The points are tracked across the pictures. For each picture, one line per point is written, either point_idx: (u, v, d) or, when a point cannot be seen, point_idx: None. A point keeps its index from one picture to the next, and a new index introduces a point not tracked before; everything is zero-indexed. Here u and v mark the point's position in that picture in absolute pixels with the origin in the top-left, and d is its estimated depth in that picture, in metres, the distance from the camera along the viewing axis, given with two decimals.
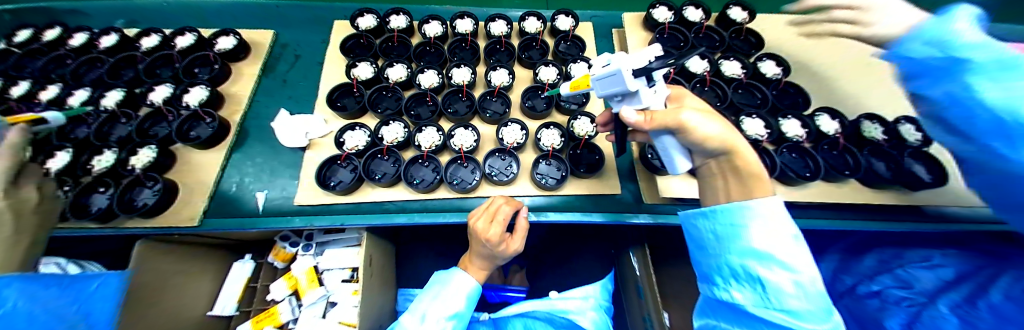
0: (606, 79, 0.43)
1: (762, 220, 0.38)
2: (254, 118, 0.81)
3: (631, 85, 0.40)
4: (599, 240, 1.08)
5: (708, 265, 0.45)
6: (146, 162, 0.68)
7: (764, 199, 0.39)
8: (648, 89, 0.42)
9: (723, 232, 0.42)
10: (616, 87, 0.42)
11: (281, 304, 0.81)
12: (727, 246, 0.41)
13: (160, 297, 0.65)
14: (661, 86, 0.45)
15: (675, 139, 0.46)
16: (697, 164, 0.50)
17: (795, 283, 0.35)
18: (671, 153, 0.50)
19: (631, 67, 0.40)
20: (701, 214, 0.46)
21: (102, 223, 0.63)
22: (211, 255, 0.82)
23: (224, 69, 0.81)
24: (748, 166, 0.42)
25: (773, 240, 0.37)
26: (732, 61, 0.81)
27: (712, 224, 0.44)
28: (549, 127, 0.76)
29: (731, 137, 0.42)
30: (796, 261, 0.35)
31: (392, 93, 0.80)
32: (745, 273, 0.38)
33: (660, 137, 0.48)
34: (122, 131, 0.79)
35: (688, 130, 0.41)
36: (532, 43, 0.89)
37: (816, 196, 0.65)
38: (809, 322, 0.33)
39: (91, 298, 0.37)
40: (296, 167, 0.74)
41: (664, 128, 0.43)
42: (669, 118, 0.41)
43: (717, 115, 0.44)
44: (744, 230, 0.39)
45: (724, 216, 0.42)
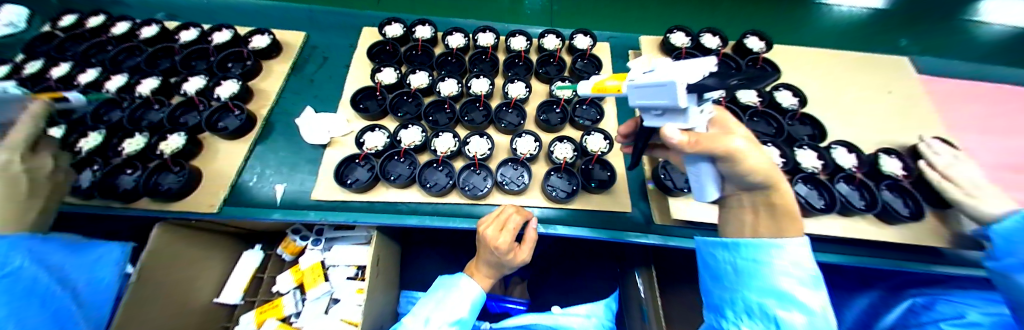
0: (649, 88, 0.38)
1: (788, 262, 0.39)
2: (280, 113, 0.84)
3: (682, 101, 0.35)
4: (605, 258, 1.07)
5: (720, 296, 0.45)
6: (174, 148, 0.71)
7: (792, 241, 0.40)
8: (696, 109, 0.38)
9: (744, 267, 0.43)
10: (662, 100, 0.38)
11: (286, 296, 0.82)
12: (745, 282, 0.42)
13: (169, 280, 0.65)
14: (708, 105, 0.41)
15: (714, 168, 0.43)
16: (725, 192, 0.48)
17: (813, 329, 0.35)
18: (699, 180, 0.47)
19: (685, 81, 0.35)
20: (722, 245, 0.46)
21: (128, 203, 0.66)
22: (223, 242, 0.83)
23: (257, 65, 0.85)
24: (784, 203, 0.42)
25: (797, 284, 0.38)
26: (748, 88, 0.82)
27: (732, 258, 0.44)
28: (563, 141, 0.78)
29: (775, 173, 0.41)
30: (817, 306, 0.36)
31: (412, 99, 0.83)
32: (762, 312, 0.39)
33: (696, 164, 0.45)
34: (153, 117, 0.83)
35: (738, 160, 0.38)
36: (549, 59, 0.91)
37: (830, 229, 0.64)
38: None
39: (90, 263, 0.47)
40: (315, 163, 0.76)
41: (709, 154, 0.39)
42: (717, 144, 0.38)
43: (759, 146, 0.42)
44: (769, 269, 0.40)
45: (747, 252, 0.42)
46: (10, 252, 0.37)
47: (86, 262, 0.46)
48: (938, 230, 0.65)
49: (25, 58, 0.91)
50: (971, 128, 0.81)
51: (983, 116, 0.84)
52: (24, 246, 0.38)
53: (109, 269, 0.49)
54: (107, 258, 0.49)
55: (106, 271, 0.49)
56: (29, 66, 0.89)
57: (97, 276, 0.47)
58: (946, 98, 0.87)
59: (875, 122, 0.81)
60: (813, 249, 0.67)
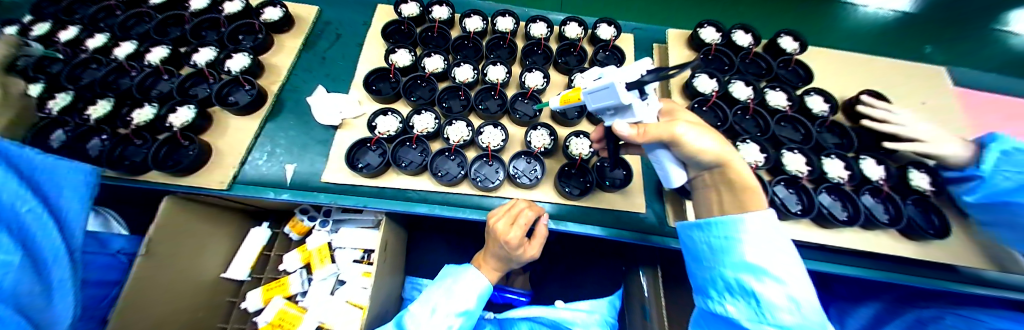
0: (597, 92, 0.40)
1: (756, 236, 0.37)
2: (291, 90, 0.82)
3: (625, 98, 0.38)
4: (611, 255, 1.07)
5: (702, 277, 0.45)
6: (184, 122, 0.69)
7: (758, 213, 0.38)
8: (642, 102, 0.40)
9: (717, 244, 0.42)
10: (609, 101, 0.40)
11: (292, 275, 0.82)
12: (721, 259, 0.41)
13: (179, 249, 0.66)
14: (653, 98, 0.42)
15: (670, 153, 0.44)
16: (691, 175, 0.48)
17: (789, 298, 0.34)
18: (662, 165, 0.48)
19: (623, 81, 0.38)
20: (696, 226, 0.45)
21: (135, 175, 0.65)
22: (232, 218, 0.84)
23: (268, 39, 0.83)
24: (742, 181, 0.41)
25: (765, 255, 0.36)
26: (778, 91, 0.79)
27: (706, 236, 0.44)
28: (579, 136, 0.75)
29: (724, 151, 0.40)
30: (788, 276, 0.35)
31: (426, 83, 0.81)
32: (739, 288, 0.38)
33: (655, 151, 0.46)
34: (162, 87, 0.82)
35: (682, 143, 0.40)
36: (570, 49, 0.87)
37: (851, 242, 0.62)
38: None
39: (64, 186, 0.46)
40: (325, 144, 0.75)
41: (657, 141, 0.41)
42: (661, 131, 0.39)
43: (710, 128, 0.42)
44: (739, 245, 0.38)
45: (719, 229, 0.41)
46: None
47: (50, 180, 0.44)
48: (960, 248, 0.63)
49: (33, 19, 0.89)
50: None
51: None
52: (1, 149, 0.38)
53: (74, 202, 0.47)
54: (73, 181, 0.47)
55: (71, 200, 0.47)
56: (36, 28, 0.87)
57: (65, 203, 0.46)
58: (984, 113, 0.83)
59: None
60: (830, 260, 0.65)
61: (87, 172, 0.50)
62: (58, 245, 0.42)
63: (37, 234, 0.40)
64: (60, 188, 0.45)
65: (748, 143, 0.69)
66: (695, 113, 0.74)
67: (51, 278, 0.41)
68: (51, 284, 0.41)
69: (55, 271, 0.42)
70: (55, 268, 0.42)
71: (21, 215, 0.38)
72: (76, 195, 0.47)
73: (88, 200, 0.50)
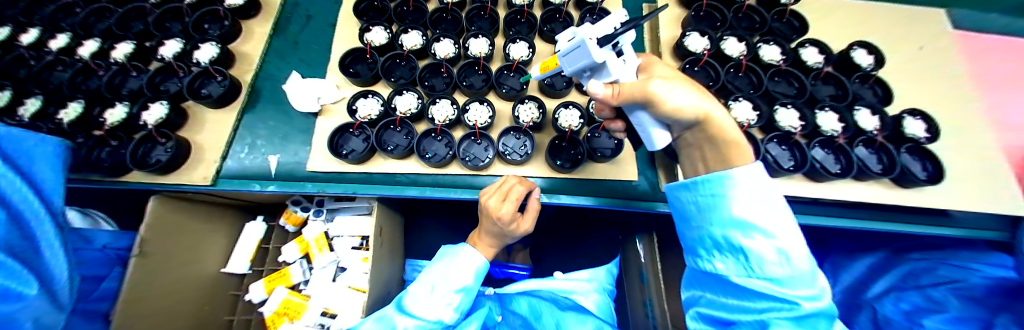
0: (572, 53, 0.42)
1: (745, 191, 0.36)
2: (265, 79, 0.78)
3: (597, 56, 0.38)
4: (609, 226, 1.07)
5: (691, 237, 0.45)
6: (158, 119, 0.67)
7: (746, 167, 0.37)
8: (615, 60, 0.40)
9: (705, 203, 0.41)
10: (583, 61, 0.41)
11: (293, 266, 0.84)
12: (709, 217, 0.40)
13: (175, 250, 0.65)
14: (632, 56, 0.42)
15: (650, 115, 0.42)
16: (674, 134, 0.46)
17: (777, 251, 0.34)
18: (645, 129, 0.46)
19: (595, 37, 0.39)
20: (683, 186, 0.45)
21: (118, 176, 0.63)
22: (225, 214, 0.83)
23: (235, 26, 0.78)
24: (722, 137, 0.39)
25: (754, 210, 0.35)
26: (772, 45, 0.76)
27: (694, 196, 0.43)
28: (568, 107, 0.73)
29: (703, 105, 0.38)
30: (777, 228, 0.34)
31: (406, 62, 0.78)
32: (726, 245, 0.38)
33: (634, 113, 0.44)
34: (133, 85, 0.78)
35: (657, 103, 0.38)
36: (555, 15, 0.83)
37: (843, 195, 0.62)
38: (791, 288, 0.33)
39: (31, 156, 0.46)
40: (307, 132, 0.73)
41: (632, 102, 0.40)
42: (635, 91, 0.38)
43: (690, 84, 0.40)
44: (725, 201, 0.38)
45: (707, 187, 0.40)
46: None
47: (18, 147, 0.45)
48: (954, 194, 0.63)
49: None
50: (1002, 88, 0.76)
51: (1014, 76, 0.79)
52: None
53: (50, 173, 0.48)
54: (44, 150, 0.47)
55: (45, 170, 0.47)
56: None
57: (39, 175, 0.46)
58: (982, 56, 0.81)
59: (904, 83, 0.76)
60: (822, 213, 0.66)
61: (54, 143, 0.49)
62: (40, 209, 0.44)
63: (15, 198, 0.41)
64: (31, 157, 0.46)
65: (740, 102, 0.68)
66: (686, 74, 0.71)
67: (37, 238, 0.43)
68: (39, 242, 0.44)
69: (47, 251, 0.44)
70: (39, 230, 0.44)
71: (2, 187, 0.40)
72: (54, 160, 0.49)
73: (62, 168, 0.50)
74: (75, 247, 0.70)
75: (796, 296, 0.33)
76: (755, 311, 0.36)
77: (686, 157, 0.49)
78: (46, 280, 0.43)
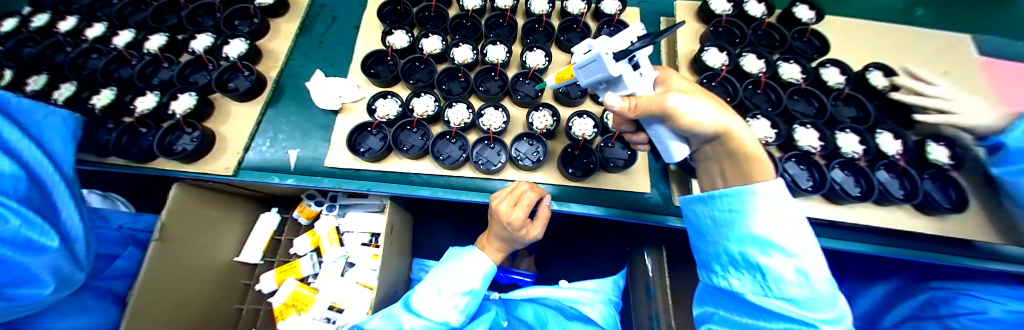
0: (588, 66, 0.43)
1: (766, 207, 0.36)
2: (289, 76, 0.81)
3: (613, 70, 0.39)
4: (615, 237, 1.07)
5: (707, 252, 0.45)
6: (186, 109, 0.69)
7: (768, 184, 0.36)
8: (631, 73, 0.41)
9: (722, 217, 0.41)
10: (599, 74, 0.42)
11: (303, 259, 0.85)
12: (727, 232, 0.40)
13: (191, 237, 0.67)
14: (649, 69, 0.42)
15: (668, 129, 0.43)
16: (692, 148, 0.46)
17: (798, 270, 0.33)
18: (662, 141, 0.46)
19: (611, 51, 0.40)
20: (700, 200, 0.45)
21: (145, 163, 0.66)
22: (242, 204, 0.85)
23: (264, 24, 0.81)
24: (743, 150, 0.39)
25: (775, 227, 0.35)
26: (792, 63, 0.76)
27: (711, 210, 0.43)
28: (583, 116, 0.73)
29: (722, 119, 0.38)
30: (798, 248, 0.33)
31: (425, 65, 0.79)
32: (744, 262, 0.37)
33: (652, 127, 0.44)
34: (164, 75, 0.81)
35: (675, 117, 0.38)
36: (572, 25, 0.84)
37: (860, 218, 0.61)
38: (814, 311, 0.32)
39: (48, 127, 0.48)
40: (326, 129, 0.75)
41: (649, 115, 0.40)
42: (653, 104, 0.38)
43: (709, 99, 0.40)
44: (744, 217, 0.37)
45: (725, 202, 0.40)
46: None
47: (36, 122, 0.47)
48: (975, 225, 0.62)
49: (34, 11, 0.89)
50: None
51: None
52: None
53: (63, 148, 0.50)
54: (54, 123, 0.49)
55: (59, 143, 0.49)
56: (37, 19, 0.87)
57: (55, 148, 0.48)
58: (1015, 82, 0.78)
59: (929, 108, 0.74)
60: (841, 237, 0.64)
61: (64, 119, 0.52)
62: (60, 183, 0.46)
63: (33, 162, 0.42)
64: (46, 130, 0.48)
65: (758, 119, 0.67)
66: (703, 89, 0.71)
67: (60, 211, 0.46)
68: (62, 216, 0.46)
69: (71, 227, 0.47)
70: (62, 203, 0.46)
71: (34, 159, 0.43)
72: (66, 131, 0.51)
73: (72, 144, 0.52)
74: (95, 225, 0.72)
75: (817, 319, 0.31)
76: None
77: (704, 170, 0.49)
78: (67, 245, 0.45)
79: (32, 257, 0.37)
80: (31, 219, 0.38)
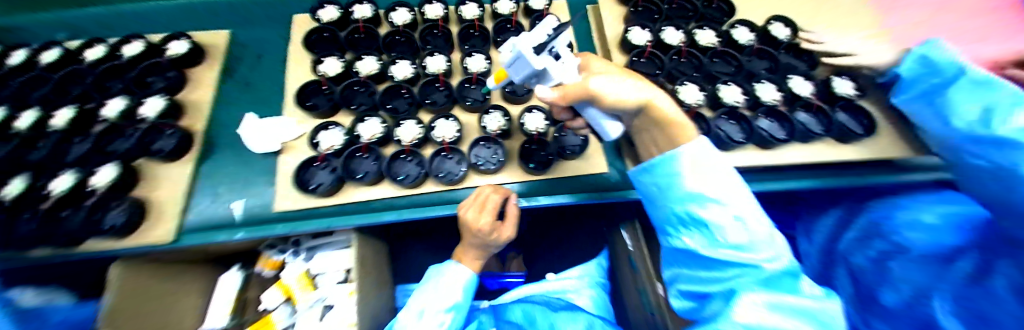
0: (514, 64, 0.44)
1: (695, 166, 0.38)
2: (222, 126, 0.76)
3: (535, 64, 0.40)
4: (595, 220, 1.09)
5: (659, 217, 0.47)
6: (105, 182, 0.62)
7: (691, 143, 0.39)
8: (555, 64, 0.42)
9: (663, 182, 0.43)
10: (524, 70, 0.43)
11: (276, 312, 0.79)
12: (668, 195, 0.42)
13: (145, 318, 0.60)
14: (571, 57, 0.44)
15: (599, 110, 0.44)
16: (627, 123, 0.48)
17: (733, 217, 0.36)
18: (596, 121, 0.47)
19: (531, 46, 0.40)
20: (643, 169, 0.47)
21: (63, 250, 0.59)
22: (195, 272, 0.78)
23: (180, 76, 0.76)
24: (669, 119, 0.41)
25: (705, 183, 0.38)
26: (707, 29, 0.81)
27: (653, 178, 0.45)
28: (532, 111, 0.75)
29: (643, 92, 0.40)
30: (727, 196, 0.37)
31: (364, 89, 0.77)
32: (689, 220, 0.40)
33: (586, 110, 0.46)
34: (77, 151, 0.74)
35: (599, 98, 0.39)
36: (506, 25, 0.86)
37: (797, 155, 0.66)
38: (755, 251, 0.35)
39: None
40: (270, 173, 0.71)
41: (577, 100, 0.41)
42: (577, 89, 0.40)
43: (627, 75, 0.42)
44: (678, 179, 0.40)
45: (661, 168, 0.42)
46: None
47: None
48: (898, 142, 0.67)
49: None
50: None
51: None
52: None
53: None
54: None
55: None
56: None
57: None
58: None
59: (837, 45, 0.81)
60: (784, 176, 0.69)
61: None
62: None
63: None
64: None
65: (687, 85, 0.72)
66: (634, 65, 0.75)
67: None
68: None
69: None
70: None
71: None
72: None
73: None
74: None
75: (760, 260, 0.35)
76: (728, 278, 0.38)
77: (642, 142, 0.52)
78: None
79: None
80: None
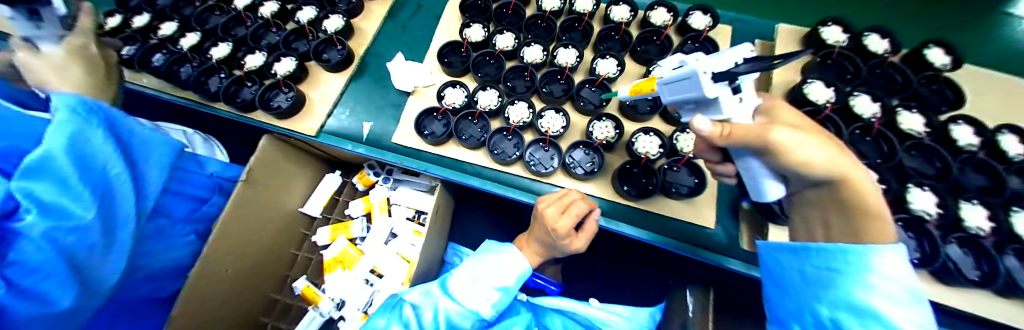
0: (676, 83, 0.40)
1: (889, 279, 0.30)
2: (373, 55, 0.88)
3: (709, 91, 0.36)
4: (656, 268, 1.02)
5: (782, 310, 0.38)
6: (286, 71, 0.79)
7: (893, 255, 0.31)
8: (730, 97, 0.37)
9: (815, 276, 0.35)
10: (689, 93, 0.39)
11: (355, 221, 0.95)
12: (817, 293, 0.34)
13: (270, 185, 0.75)
14: (751, 95, 0.39)
15: (763, 165, 0.39)
16: (789, 189, 0.41)
17: None
18: (755, 177, 0.42)
19: (711, 71, 0.36)
20: (789, 250, 0.40)
21: (246, 113, 0.77)
22: (313, 162, 0.94)
23: (359, 3, 0.88)
24: (863, 204, 0.34)
25: (890, 304, 0.29)
26: (914, 112, 0.64)
27: (804, 265, 0.37)
28: (648, 133, 0.70)
29: (841, 163, 0.33)
30: None
31: (494, 60, 0.81)
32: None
33: (743, 159, 0.40)
34: (270, 39, 0.92)
35: (781, 152, 0.33)
36: (652, 36, 0.80)
37: (980, 309, 0.51)
38: None
39: (151, 150, 0.53)
40: (397, 107, 0.80)
41: (743, 144, 0.36)
42: (750, 137, 0.34)
43: (823, 137, 0.35)
44: (849, 282, 0.32)
45: (824, 260, 0.35)
46: (94, 134, 0.38)
47: (146, 145, 0.52)
48: None
49: None
50: None
51: None
52: (94, 127, 0.38)
53: (161, 168, 0.55)
54: (161, 148, 0.55)
55: (155, 167, 0.53)
56: None
57: (151, 171, 0.52)
58: None
59: None
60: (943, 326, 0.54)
61: (171, 146, 0.58)
62: (129, 212, 0.43)
63: (117, 194, 0.41)
64: (150, 154, 0.52)
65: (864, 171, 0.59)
66: None
67: (115, 240, 0.41)
68: (115, 240, 0.41)
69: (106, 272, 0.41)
70: (120, 230, 0.42)
71: (115, 187, 0.40)
72: (139, 152, 0.50)
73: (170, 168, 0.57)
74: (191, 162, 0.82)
75: None
76: None
77: (804, 217, 0.42)
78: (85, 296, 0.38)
79: (34, 295, 0.32)
80: (62, 276, 0.33)
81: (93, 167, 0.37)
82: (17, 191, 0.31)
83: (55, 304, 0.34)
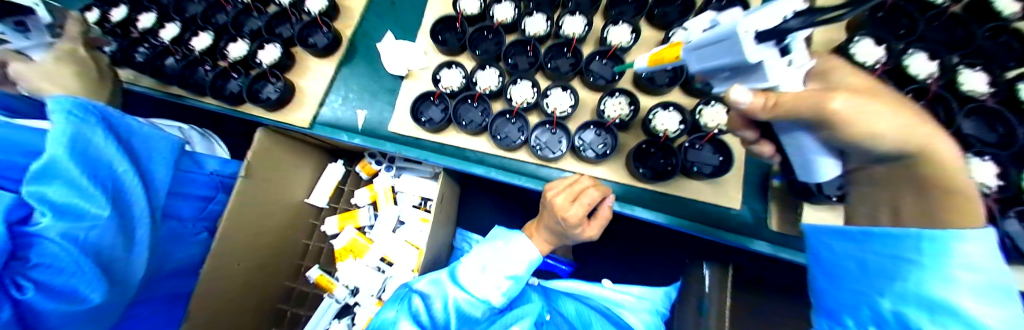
0: (710, 46, 0.34)
1: (972, 269, 0.24)
2: (362, 36, 0.81)
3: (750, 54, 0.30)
4: (673, 248, 0.99)
5: (834, 301, 0.34)
6: (271, 60, 0.73)
7: (985, 238, 0.25)
8: (778, 61, 0.30)
9: (877, 264, 0.30)
10: (725, 58, 0.33)
11: (362, 210, 0.93)
12: (878, 283, 0.29)
13: (270, 180, 0.72)
14: (805, 57, 0.32)
15: (814, 140, 0.33)
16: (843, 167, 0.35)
17: None
18: (805, 153, 0.36)
19: (754, 29, 0.29)
20: (846, 236, 0.35)
21: (235, 107, 0.73)
22: (313, 154, 0.91)
23: None
24: (942, 182, 0.28)
25: (972, 296, 0.23)
26: (978, 70, 0.56)
27: (862, 251, 0.32)
28: (668, 107, 0.63)
29: (917, 135, 0.27)
30: None
31: (493, 35, 0.74)
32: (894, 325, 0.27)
33: (790, 133, 0.35)
34: (251, 25, 0.85)
35: (838, 125, 0.28)
36: None
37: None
38: None
39: (153, 150, 0.54)
40: (392, 92, 0.75)
41: (790, 117, 0.31)
42: (801, 108, 0.29)
43: (898, 105, 0.28)
44: (918, 269, 0.27)
45: (888, 245, 0.30)
46: (89, 140, 0.42)
47: (148, 145, 0.54)
48: None
49: None
50: None
51: None
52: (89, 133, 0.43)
53: (164, 167, 0.56)
54: (161, 146, 0.56)
55: (161, 167, 0.55)
56: None
57: (156, 170, 0.54)
58: None
59: None
60: None
61: (172, 142, 0.59)
62: (144, 207, 0.48)
63: (129, 191, 0.46)
64: (153, 153, 0.54)
65: None
66: None
67: (136, 235, 0.47)
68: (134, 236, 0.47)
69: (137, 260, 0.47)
70: (138, 227, 0.47)
71: (124, 186, 0.46)
72: (153, 163, 0.54)
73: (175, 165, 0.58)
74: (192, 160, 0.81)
75: None
76: None
77: (857, 197, 0.37)
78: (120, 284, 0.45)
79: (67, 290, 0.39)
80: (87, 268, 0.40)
81: (94, 168, 0.42)
82: (38, 198, 0.38)
83: (87, 301, 0.40)
